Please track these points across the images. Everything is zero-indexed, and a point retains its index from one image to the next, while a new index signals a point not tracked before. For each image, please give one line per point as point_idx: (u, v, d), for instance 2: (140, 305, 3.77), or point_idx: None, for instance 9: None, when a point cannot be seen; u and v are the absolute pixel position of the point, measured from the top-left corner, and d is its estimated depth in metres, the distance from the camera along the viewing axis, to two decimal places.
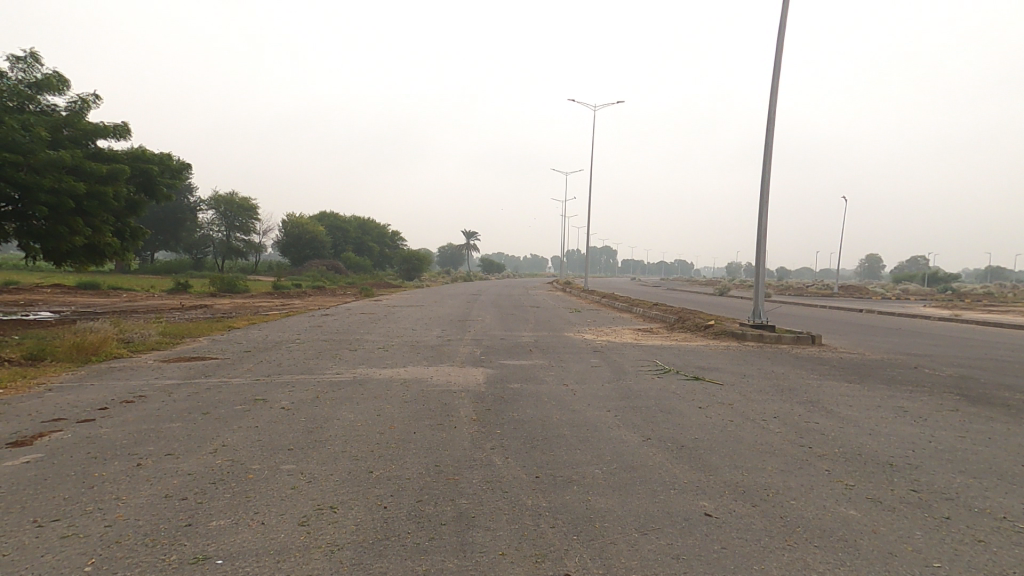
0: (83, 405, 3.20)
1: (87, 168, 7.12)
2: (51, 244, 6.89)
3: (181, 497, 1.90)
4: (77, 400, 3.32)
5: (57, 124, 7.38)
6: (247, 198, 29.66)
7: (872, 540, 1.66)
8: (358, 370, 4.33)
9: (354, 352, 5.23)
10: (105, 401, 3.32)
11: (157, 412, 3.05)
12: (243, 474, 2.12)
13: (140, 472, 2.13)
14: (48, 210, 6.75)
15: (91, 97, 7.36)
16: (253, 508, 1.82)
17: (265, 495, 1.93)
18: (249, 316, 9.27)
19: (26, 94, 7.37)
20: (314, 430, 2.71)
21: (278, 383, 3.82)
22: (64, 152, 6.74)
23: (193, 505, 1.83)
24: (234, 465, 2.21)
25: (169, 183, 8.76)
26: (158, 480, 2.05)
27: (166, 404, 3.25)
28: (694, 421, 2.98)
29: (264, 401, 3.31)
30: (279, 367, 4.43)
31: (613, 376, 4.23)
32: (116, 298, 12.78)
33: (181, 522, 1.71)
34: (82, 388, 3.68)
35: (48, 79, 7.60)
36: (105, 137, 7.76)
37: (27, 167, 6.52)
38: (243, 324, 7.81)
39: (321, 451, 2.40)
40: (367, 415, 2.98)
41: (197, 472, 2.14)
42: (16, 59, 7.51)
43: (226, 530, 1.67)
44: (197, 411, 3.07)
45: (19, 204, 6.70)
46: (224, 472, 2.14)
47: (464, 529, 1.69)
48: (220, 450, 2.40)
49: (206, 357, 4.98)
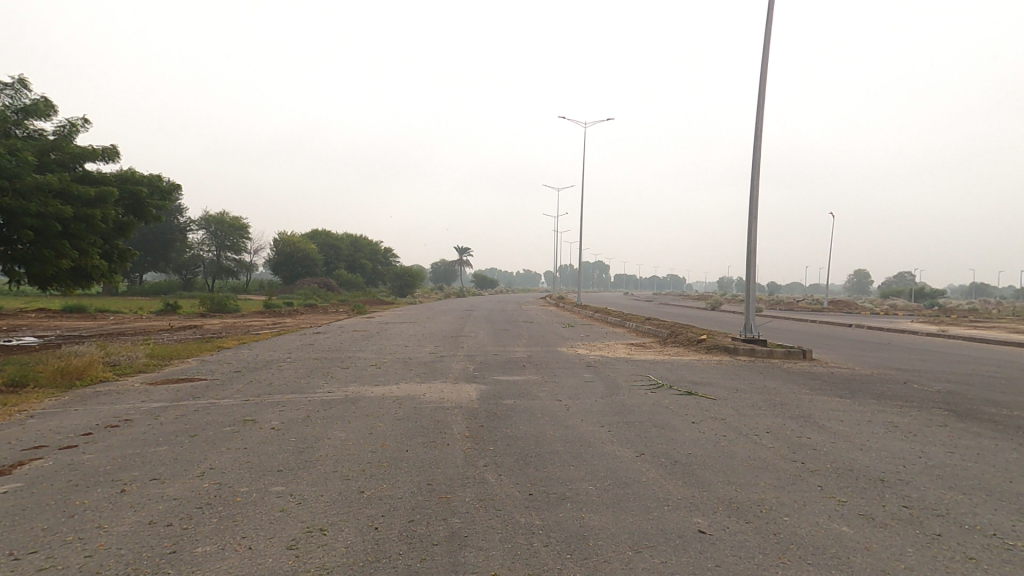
0: (67, 431, 3.14)
1: (74, 191, 7.08)
2: (37, 267, 6.81)
3: (166, 523, 1.86)
4: (61, 426, 3.26)
5: (44, 148, 7.36)
6: (238, 217, 29.65)
7: (865, 556, 1.65)
8: (349, 388, 4.29)
9: (345, 371, 5.19)
10: (89, 426, 3.26)
11: (144, 436, 3.01)
12: (231, 497, 2.09)
13: (124, 499, 2.09)
14: (35, 233, 6.69)
15: (79, 120, 7.36)
16: (239, 533, 1.78)
17: (252, 519, 1.89)
18: (240, 335, 9.20)
19: (13, 118, 7.36)
20: (304, 451, 2.67)
21: (267, 403, 3.78)
22: (51, 176, 6.73)
23: (178, 531, 1.80)
24: (222, 488, 2.17)
25: (158, 203, 8.73)
26: (142, 506, 2.01)
27: (152, 428, 3.20)
28: (687, 436, 2.98)
29: (253, 422, 3.26)
30: (269, 387, 4.38)
31: (606, 391, 4.22)
32: (104, 320, 12.62)
33: (165, 549, 1.68)
34: (67, 413, 3.62)
35: (36, 104, 7.61)
36: (93, 159, 7.74)
37: (12, 190, 6.47)
38: (233, 344, 7.72)
39: (311, 471, 2.37)
40: (359, 434, 2.95)
41: (184, 496, 2.10)
42: (3, 84, 7.50)
43: (212, 556, 1.63)
44: (184, 434, 3.03)
45: (4, 228, 6.64)
46: (211, 495, 2.11)
47: (456, 550, 1.67)
48: (207, 473, 2.37)
49: (195, 378, 4.93)
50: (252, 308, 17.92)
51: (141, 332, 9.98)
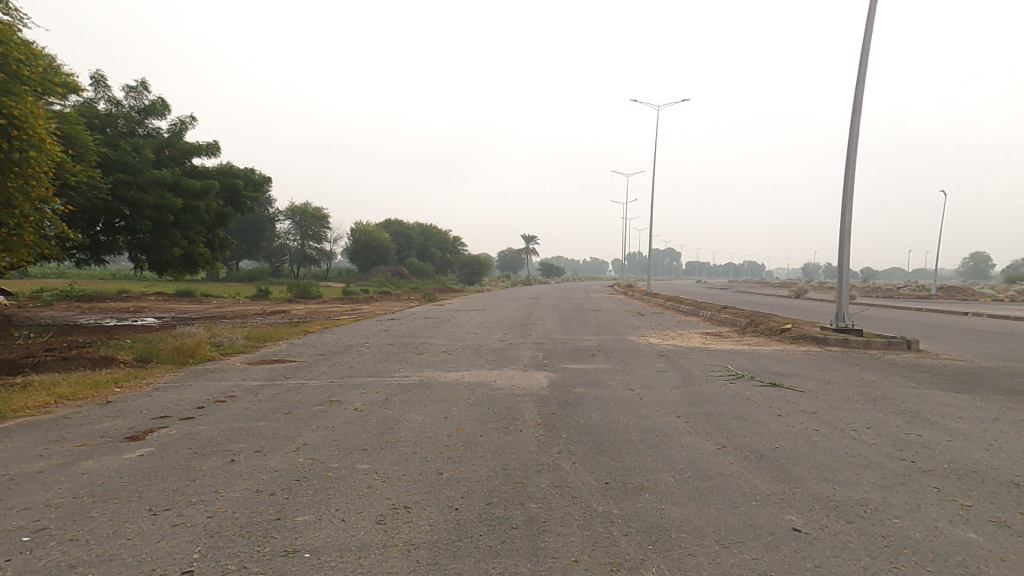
0: (185, 404, 3.47)
1: (184, 184, 7.79)
2: (156, 255, 7.57)
3: (270, 492, 2.01)
4: (178, 399, 3.60)
5: (160, 145, 8.08)
6: (320, 208, 31.38)
7: (994, 569, 1.50)
8: (423, 373, 4.44)
9: (419, 356, 5.36)
10: (201, 400, 3.58)
11: (246, 411, 3.26)
12: (324, 471, 2.23)
13: (234, 468, 2.28)
14: (154, 224, 7.43)
15: (187, 119, 8.04)
16: (333, 506, 1.89)
17: (343, 493, 2.01)
18: (323, 320, 9.78)
19: (136, 119, 8.14)
20: (384, 432, 2.79)
21: (350, 385, 3.99)
22: (165, 169, 7.55)
23: (281, 500, 1.94)
24: (315, 463, 2.32)
25: (252, 195, 9.39)
26: (248, 475, 2.19)
27: (253, 404, 3.46)
28: (774, 429, 2.84)
29: (338, 402, 3.46)
30: (350, 370, 4.62)
31: (682, 381, 4.10)
32: (207, 304, 13.85)
33: (271, 516, 1.81)
34: (183, 387, 4.00)
35: (154, 105, 8.35)
36: (199, 155, 8.41)
37: (136, 184, 7.26)
38: (318, 329, 8.19)
39: (392, 451, 2.47)
40: (434, 417, 3.05)
41: (282, 469, 2.26)
42: (129, 88, 8.31)
43: (311, 525, 1.75)
44: (280, 411, 3.26)
45: (128, 220, 7.43)
46: (306, 469, 2.25)
47: (535, 534, 1.69)
48: (302, 448, 2.53)
49: (286, 359, 5.30)
50: (333, 295, 18.95)
51: (238, 315, 10.83)
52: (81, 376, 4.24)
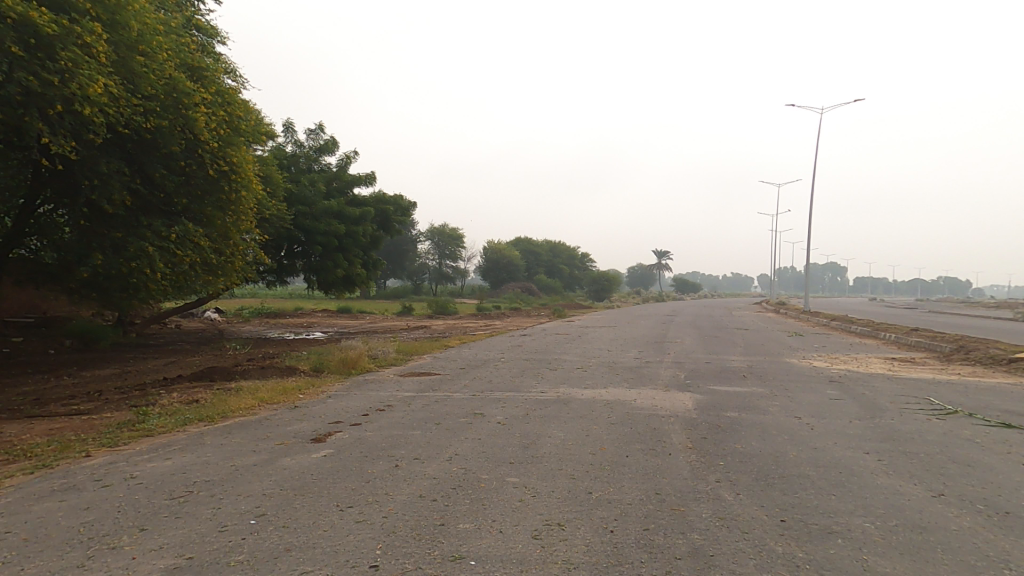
0: (351, 410, 3.83)
1: (347, 212, 8.98)
2: (324, 275, 8.80)
3: (431, 498, 2.09)
4: (346, 406, 3.99)
5: (331, 178, 9.35)
6: (456, 228, 33.38)
7: None
8: (563, 390, 4.39)
9: (554, 372, 5.35)
10: (364, 408, 3.92)
11: (404, 419, 3.49)
12: (476, 481, 2.26)
13: (398, 472, 2.43)
14: (323, 248, 8.70)
15: (351, 155, 9.16)
16: (487, 516, 1.90)
17: (497, 504, 2.01)
18: (461, 335, 10.31)
19: (313, 156, 9.43)
20: (529, 446, 2.78)
21: (493, 399, 4.08)
22: (333, 200, 8.82)
23: (442, 506, 2.00)
24: (467, 473, 2.37)
25: (403, 219, 10.40)
26: (411, 480, 2.30)
27: (408, 413, 3.69)
28: (999, 479, 2.31)
29: (482, 415, 3.53)
30: (492, 384, 4.74)
31: (861, 412, 3.55)
32: (362, 319, 15.39)
33: (435, 520, 1.88)
34: (350, 396, 4.43)
35: (327, 143, 9.57)
36: (360, 185, 9.48)
37: (310, 215, 8.59)
38: (456, 343, 8.68)
39: (539, 467, 2.43)
40: (578, 435, 2.97)
41: (439, 477, 2.34)
42: (310, 130, 9.62)
43: (471, 533, 1.77)
44: (431, 421, 3.42)
45: (304, 245, 8.79)
46: (460, 478, 2.31)
47: (703, 568, 1.53)
48: (454, 457, 2.61)
49: (432, 372, 5.64)
50: (469, 311, 19.93)
51: (388, 330, 11.86)
52: (275, 383, 4.97)
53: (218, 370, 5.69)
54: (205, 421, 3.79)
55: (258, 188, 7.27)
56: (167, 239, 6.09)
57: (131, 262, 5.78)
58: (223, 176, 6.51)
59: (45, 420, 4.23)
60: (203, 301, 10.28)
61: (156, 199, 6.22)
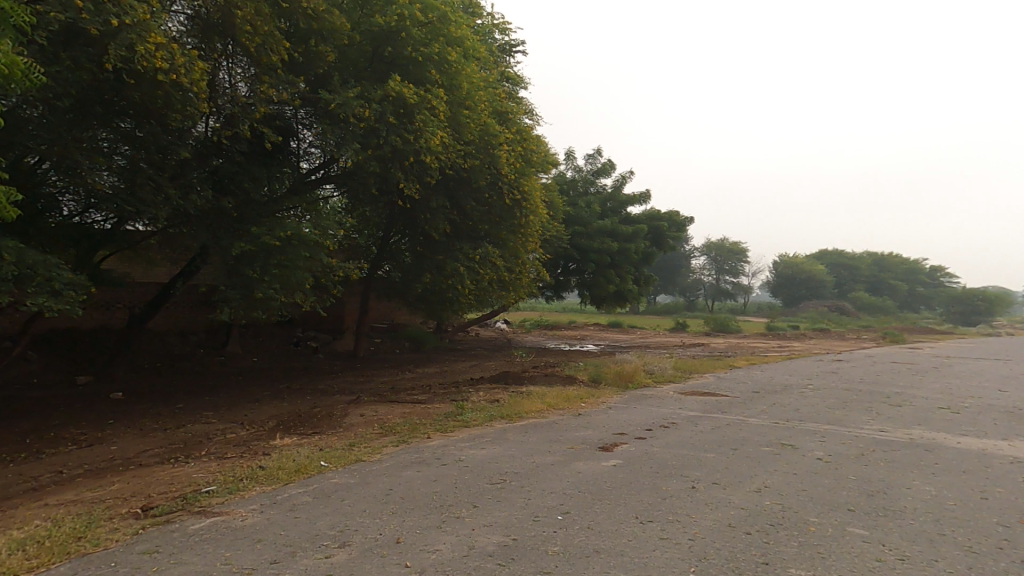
0: (637, 424, 3.77)
1: (619, 232, 9.43)
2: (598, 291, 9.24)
3: (749, 531, 1.91)
4: (629, 420, 3.93)
5: (604, 201, 9.91)
6: (738, 241, 30.90)
7: None
8: (901, 433, 3.55)
9: (879, 412, 4.40)
10: (649, 423, 3.82)
11: (692, 438, 3.28)
12: (802, 524, 1.97)
13: (699, 494, 2.27)
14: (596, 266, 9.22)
15: (624, 175, 9.56)
16: (836, 573, 1.62)
17: (840, 559, 1.71)
18: (744, 356, 9.38)
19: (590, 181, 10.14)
20: (875, 496, 2.31)
21: (801, 430, 3.53)
22: (606, 219, 9.33)
23: (764, 544, 1.80)
24: (787, 511, 2.09)
25: (673, 238, 10.32)
26: (716, 505, 2.15)
27: (696, 432, 3.46)
28: None
29: (791, 447, 3.12)
30: (796, 414, 4.15)
31: None
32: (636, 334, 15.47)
33: (759, 556, 1.71)
34: (630, 409, 4.38)
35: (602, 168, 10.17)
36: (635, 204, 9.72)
37: (586, 234, 9.32)
38: (741, 365, 7.89)
39: (894, 526, 1.99)
40: (941, 497, 2.32)
41: (750, 507, 2.13)
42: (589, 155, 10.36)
43: None
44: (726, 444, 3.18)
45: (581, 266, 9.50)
46: (781, 516, 2.04)
47: None
48: (765, 490, 2.34)
49: (717, 393, 5.17)
50: (753, 330, 18.13)
51: (663, 346, 11.60)
52: (559, 390, 5.26)
53: (513, 373, 6.40)
54: (508, 418, 4.23)
55: (544, 202, 7.96)
56: (473, 260, 7.39)
57: (450, 281, 7.33)
58: (517, 205, 7.42)
59: (401, 404, 5.39)
60: (499, 312, 11.89)
61: (467, 226, 7.48)
